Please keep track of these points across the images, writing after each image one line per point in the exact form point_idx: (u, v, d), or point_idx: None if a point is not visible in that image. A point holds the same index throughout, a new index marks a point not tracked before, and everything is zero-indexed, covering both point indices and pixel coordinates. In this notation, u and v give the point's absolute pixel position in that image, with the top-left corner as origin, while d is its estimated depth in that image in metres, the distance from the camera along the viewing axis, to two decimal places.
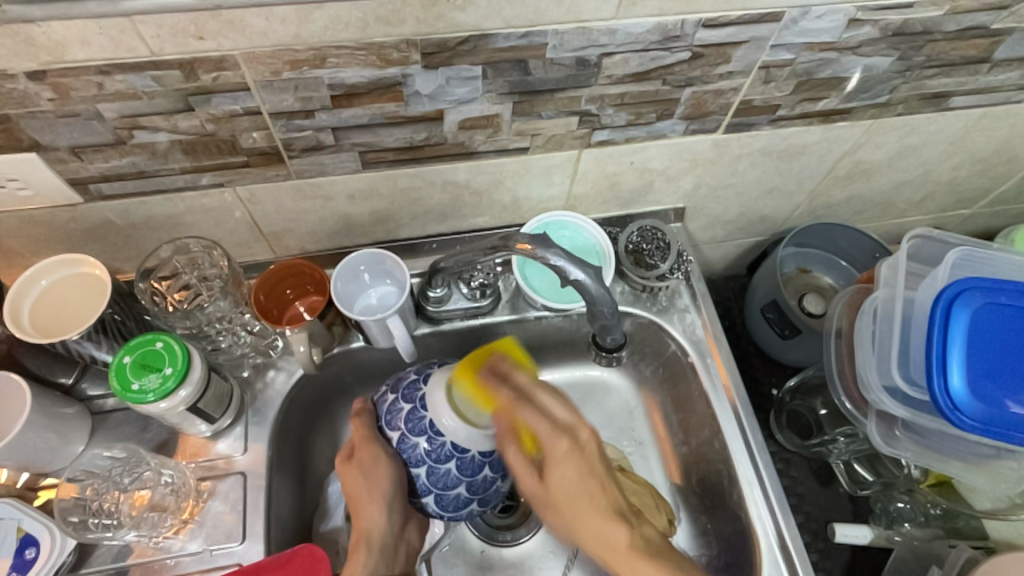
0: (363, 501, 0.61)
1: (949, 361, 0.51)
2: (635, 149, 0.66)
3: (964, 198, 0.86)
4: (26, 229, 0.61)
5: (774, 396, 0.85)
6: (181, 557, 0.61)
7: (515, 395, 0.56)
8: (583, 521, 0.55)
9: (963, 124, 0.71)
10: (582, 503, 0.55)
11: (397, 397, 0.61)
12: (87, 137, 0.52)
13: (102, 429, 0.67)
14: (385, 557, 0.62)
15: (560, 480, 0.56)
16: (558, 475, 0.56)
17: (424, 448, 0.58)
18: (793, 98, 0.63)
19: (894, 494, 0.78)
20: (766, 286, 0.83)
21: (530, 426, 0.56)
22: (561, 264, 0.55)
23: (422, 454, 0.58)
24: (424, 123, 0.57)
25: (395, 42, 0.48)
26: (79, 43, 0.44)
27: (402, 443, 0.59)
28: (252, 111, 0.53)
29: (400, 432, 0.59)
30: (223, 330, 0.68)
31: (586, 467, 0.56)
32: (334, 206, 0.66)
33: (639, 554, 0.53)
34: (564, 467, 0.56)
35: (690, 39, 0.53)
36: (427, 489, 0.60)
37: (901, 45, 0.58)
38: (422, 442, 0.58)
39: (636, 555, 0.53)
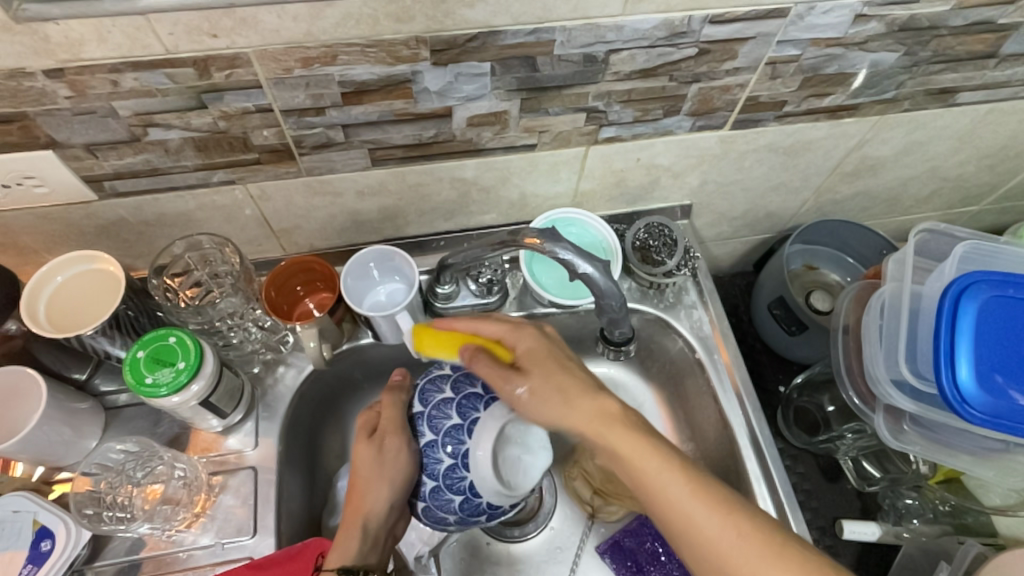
0: (371, 485, 0.58)
1: (957, 354, 0.52)
2: (642, 145, 0.66)
3: (971, 195, 0.86)
4: (41, 226, 0.62)
5: (781, 393, 0.86)
6: (193, 551, 0.62)
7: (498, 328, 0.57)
8: (574, 405, 0.52)
9: (970, 120, 0.71)
10: (566, 389, 0.53)
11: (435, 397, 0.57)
12: (102, 134, 0.53)
13: (115, 424, 0.68)
14: (376, 546, 0.60)
15: (549, 393, 0.53)
16: (542, 390, 0.53)
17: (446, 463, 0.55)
18: (800, 94, 0.63)
19: (901, 491, 0.78)
20: (772, 283, 0.83)
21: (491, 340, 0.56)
22: (569, 257, 0.55)
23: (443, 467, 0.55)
24: (432, 120, 0.58)
25: (405, 39, 0.49)
26: (96, 41, 0.45)
27: (427, 447, 0.56)
28: (264, 109, 0.53)
29: (430, 437, 0.56)
30: (234, 326, 0.69)
31: (571, 378, 0.54)
32: (343, 203, 0.67)
33: (633, 421, 0.51)
34: (535, 364, 0.54)
35: (697, 35, 0.54)
36: (435, 476, 0.56)
37: (907, 41, 0.59)
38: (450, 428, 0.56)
39: (650, 446, 0.49)
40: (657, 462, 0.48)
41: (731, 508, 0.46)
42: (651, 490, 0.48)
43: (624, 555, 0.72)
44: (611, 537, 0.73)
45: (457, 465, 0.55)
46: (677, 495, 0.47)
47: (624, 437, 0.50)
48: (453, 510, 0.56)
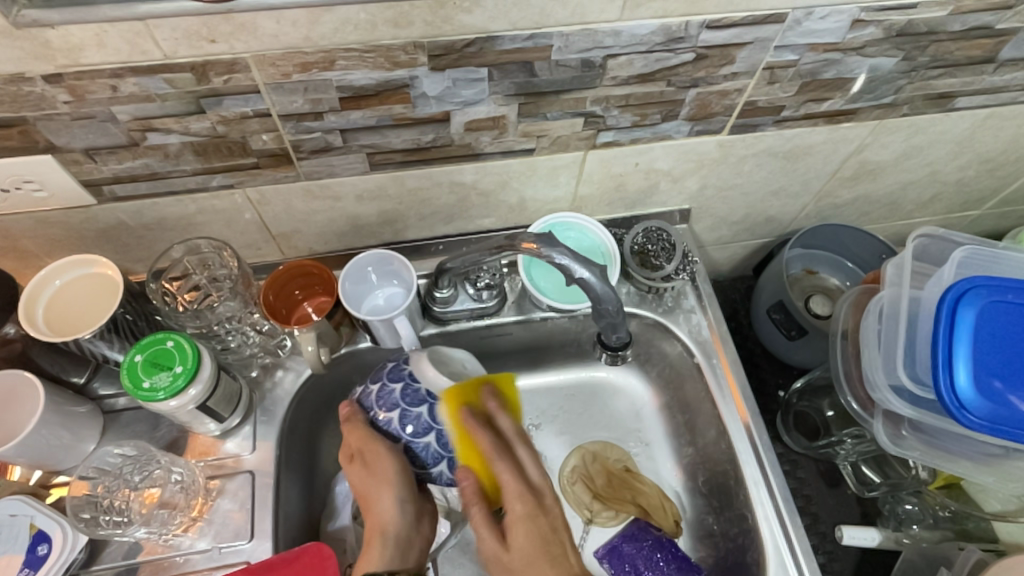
0: (372, 494, 0.59)
1: (954, 359, 0.52)
2: (640, 150, 0.66)
3: (971, 199, 0.86)
4: (40, 230, 0.62)
5: (780, 397, 0.85)
6: (190, 555, 0.62)
7: (494, 446, 0.57)
8: (533, 572, 0.56)
9: (969, 124, 0.71)
10: (539, 560, 0.56)
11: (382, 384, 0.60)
12: (101, 139, 0.53)
13: (114, 427, 0.68)
14: (403, 552, 0.59)
15: (524, 542, 0.57)
16: (522, 542, 0.57)
17: (427, 414, 0.59)
18: (798, 99, 0.63)
19: (902, 496, 0.77)
20: (772, 287, 0.83)
21: (501, 479, 0.58)
22: (566, 262, 0.55)
23: (427, 420, 0.59)
24: (430, 125, 0.58)
25: (402, 45, 0.49)
26: (95, 46, 0.45)
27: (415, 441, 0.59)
28: (263, 113, 0.54)
29: (401, 411, 0.59)
30: (233, 330, 0.69)
31: (548, 529, 0.58)
32: (342, 207, 0.67)
33: None
34: (525, 526, 0.57)
35: (694, 41, 0.54)
36: (439, 457, 0.59)
37: (905, 46, 0.59)
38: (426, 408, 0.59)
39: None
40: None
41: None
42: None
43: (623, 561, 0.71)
44: (610, 541, 0.73)
45: (432, 412, 0.58)
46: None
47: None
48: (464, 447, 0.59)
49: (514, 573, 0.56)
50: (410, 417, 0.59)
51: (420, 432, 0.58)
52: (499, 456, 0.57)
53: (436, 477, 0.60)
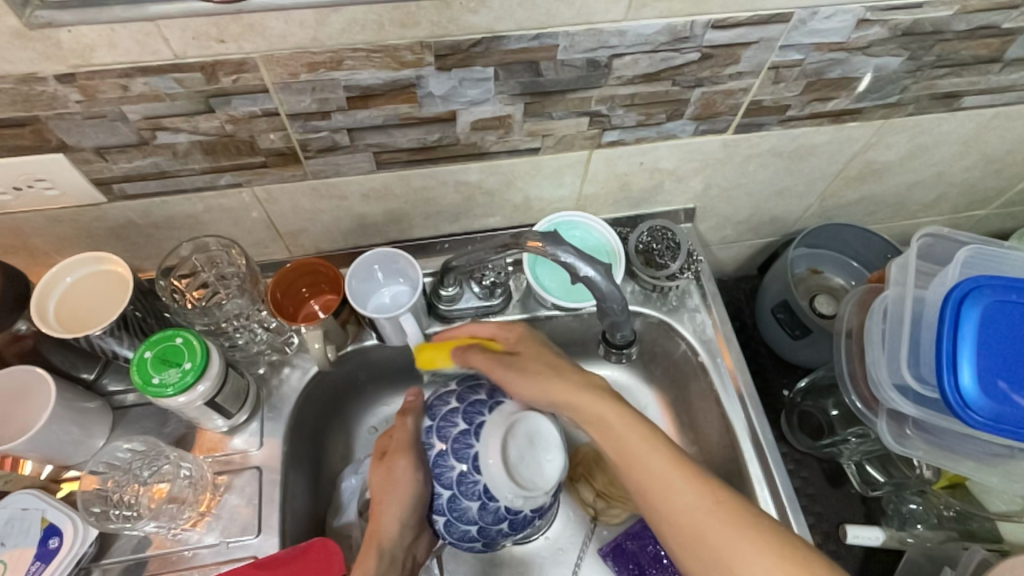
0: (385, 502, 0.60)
1: (959, 359, 0.52)
2: (645, 149, 0.67)
3: (977, 199, 0.86)
4: (51, 228, 0.63)
5: (784, 396, 0.85)
6: (198, 550, 0.63)
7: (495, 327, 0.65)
8: (558, 389, 0.58)
9: (975, 124, 0.71)
10: (551, 372, 0.60)
11: (459, 408, 0.59)
12: (112, 138, 0.54)
13: (123, 423, 0.69)
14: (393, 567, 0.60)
15: (537, 370, 0.60)
16: (542, 390, 0.59)
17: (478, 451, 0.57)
18: (803, 98, 0.63)
19: (907, 496, 0.77)
20: (776, 287, 0.83)
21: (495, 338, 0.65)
22: (571, 260, 0.56)
23: (473, 454, 0.57)
24: (436, 124, 0.59)
25: (409, 45, 0.50)
26: (107, 46, 0.46)
27: (440, 458, 0.58)
28: (271, 113, 0.54)
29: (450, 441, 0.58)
30: (240, 327, 0.69)
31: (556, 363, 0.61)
32: (348, 206, 0.67)
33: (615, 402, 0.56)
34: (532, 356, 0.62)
35: (699, 40, 0.54)
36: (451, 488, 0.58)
37: (911, 46, 0.59)
38: (460, 429, 0.58)
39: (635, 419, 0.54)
40: (653, 445, 0.52)
41: (710, 483, 0.50)
42: (630, 459, 0.52)
43: (626, 558, 0.72)
44: (615, 539, 0.74)
45: (470, 470, 0.57)
46: (670, 490, 0.50)
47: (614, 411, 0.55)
48: (472, 520, 0.58)
49: (535, 387, 0.59)
50: (460, 444, 0.58)
51: (455, 457, 0.57)
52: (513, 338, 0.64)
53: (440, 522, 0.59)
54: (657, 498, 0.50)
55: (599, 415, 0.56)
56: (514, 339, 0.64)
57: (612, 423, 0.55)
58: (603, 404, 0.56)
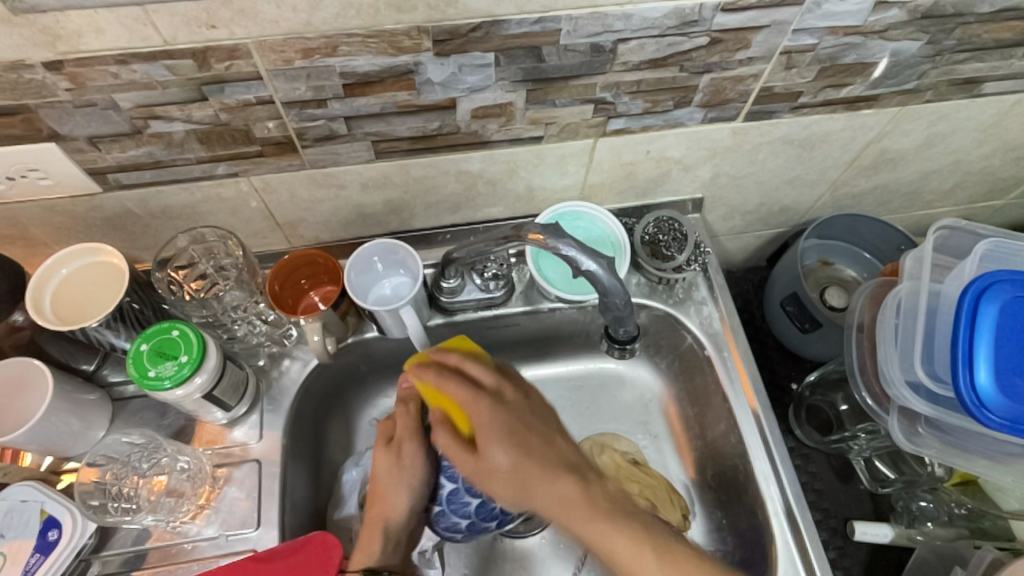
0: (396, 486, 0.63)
1: (975, 357, 0.50)
2: (652, 138, 0.65)
3: (996, 188, 0.83)
4: (47, 218, 0.62)
5: (792, 390, 0.84)
6: (198, 542, 0.62)
7: (467, 394, 0.56)
8: (531, 481, 0.54)
9: (995, 111, 0.68)
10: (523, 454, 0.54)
11: None
12: (104, 127, 0.53)
13: (122, 415, 0.68)
14: (394, 549, 0.64)
15: (501, 451, 0.54)
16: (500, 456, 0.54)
17: None
18: (816, 85, 0.61)
19: (916, 492, 0.76)
20: (786, 278, 0.81)
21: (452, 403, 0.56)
22: (573, 254, 0.54)
23: None
24: (436, 112, 0.57)
25: (406, 30, 0.48)
26: (94, 32, 0.44)
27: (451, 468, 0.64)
28: (265, 100, 0.53)
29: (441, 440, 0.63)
30: (238, 319, 0.69)
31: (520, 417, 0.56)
32: (347, 196, 0.66)
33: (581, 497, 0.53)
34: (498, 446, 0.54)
35: (708, 24, 0.52)
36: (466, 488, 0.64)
37: (931, 29, 0.56)
38: None
39: (579, 508, 0.52)
40: (611, 528, 0.51)
41: (670, 550, 0.50)
42: (568, 518, 0.53)
43: None
44: None
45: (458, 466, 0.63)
46: (616, 549, 0.51)
47: (550, 501, 0.53)
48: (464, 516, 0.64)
49: (500, 483, 0.55)
50: None
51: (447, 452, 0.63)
52: (491, 428, 0.55)
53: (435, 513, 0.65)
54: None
55: (540, 507, 0.54)
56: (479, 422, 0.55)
57: (551, 501, 0.53)
58: (541, 502, 0.54)
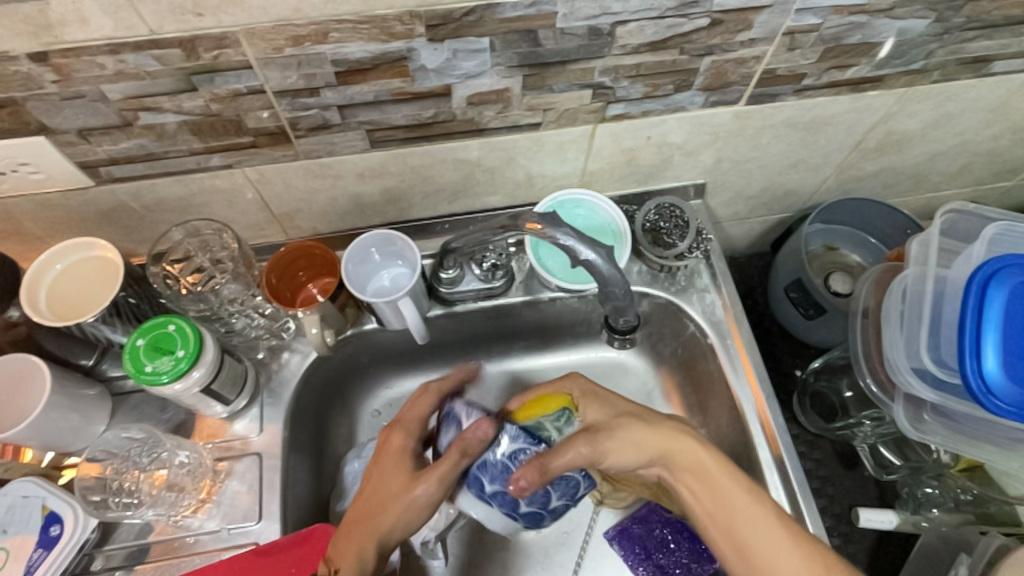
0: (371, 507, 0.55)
1: (983, 342, 0.49)
2: (652, 123, 0.63)
3: (1003, 170, 0.81)
4: (40, 212, 0.61)
5: (797, 376, 0.83)
6: (200, 536, 0.62)
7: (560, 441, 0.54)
8: (675, 452, 0.54)
9: (1005, 91, 0.67)
10: (643, 429, 0.55)
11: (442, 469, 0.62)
12: (94, 119, 0.52)
13: (122, 409, 0.68)
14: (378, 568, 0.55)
15: (615, 441, 0.54)
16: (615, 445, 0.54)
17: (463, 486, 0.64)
18: (820, 66, 0.59)
19: (922, 479, 0.75)
20: (790, 264, 0.80)
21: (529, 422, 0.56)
22: (571, 243, 0.54)
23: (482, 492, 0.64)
24: (431, 100, 0.56)
25: (398, 15, 0.47)
26: (78, 22, 0.43)
27: None
28: (256, 90, 0.52)
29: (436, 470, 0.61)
30: (236, 312, 0.68)
31: (626, 412, 0.57)
32: (343, 186, 0.65)
33: (699, 447, 0.54)
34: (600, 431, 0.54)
35: (709, 4, 0.51)
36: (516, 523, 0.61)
37: (939, 6, 0.55)
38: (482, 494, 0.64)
39: (706, 472, 0.53)
40: (733, 483, 0.52)
41: (813, 548, 0.48)
42: (716, 508, 0.51)
43: (632, 542, 0.71)
44: (620, 523, 0.73)
45: None
46: (762, 525, 0.49)
47: (688, 458, 0.54)
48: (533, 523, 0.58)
49: (619, 447, 0.54)
50: None
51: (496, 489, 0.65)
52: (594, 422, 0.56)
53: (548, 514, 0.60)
54: (751, 544, 0.49)
55: (668, 462, 0.54)
56: (579, 390, 0.60)
57: (687, 475, 0.53)
58: (665, 456, 0.54)
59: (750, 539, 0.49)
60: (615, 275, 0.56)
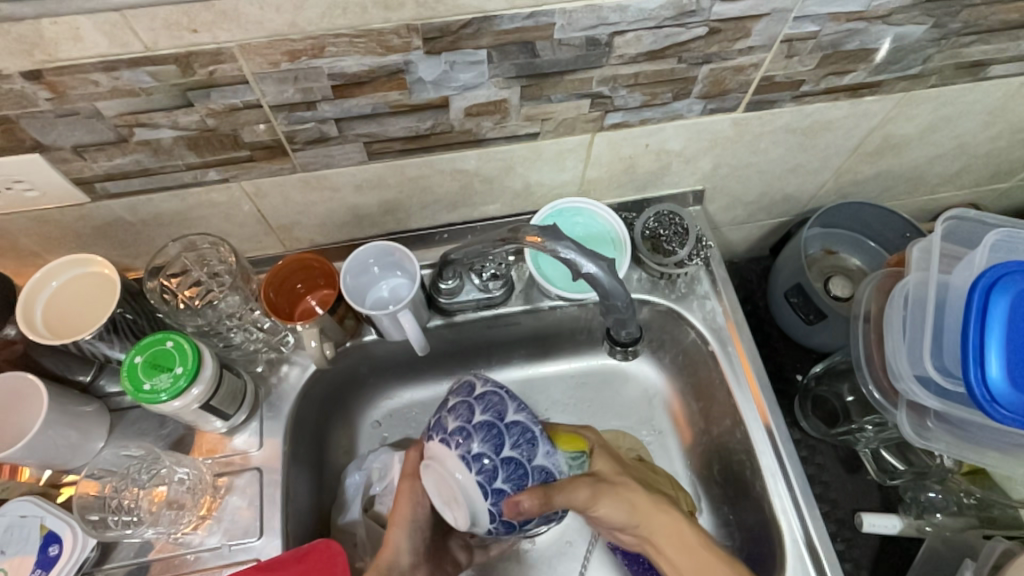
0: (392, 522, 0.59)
1: (987, 351, 0.49)
2: (650, 131, 0.63)
3: (1001, 172, 0.81)
4: (35, 228, 0.61)
5: (798, 381, 0.83)
6: (201, 553, 0.62)
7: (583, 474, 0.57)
8: (651, 521, 0.57)
9: (1002, 94, 0.67)
10: (637, 510, 0.57)
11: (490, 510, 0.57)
12: (88, 136, 0.51)
13: (121, 425, 0.67)
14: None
15: (610, 510, 0.56)
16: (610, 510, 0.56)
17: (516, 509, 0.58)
18: (818, 72, 0.59)
19: (925, 484, 0.75)
20: (790, 269, 0.79)
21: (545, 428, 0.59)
22: (571, 256, 0.53)
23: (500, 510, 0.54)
24: (429, 111, 0.55)
25: (395, 28, 0.46)
26: (71, 39, 0.43)
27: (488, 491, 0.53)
28: (253, 104, 0.51)
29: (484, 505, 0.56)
30: (234, 327, 0.67)
31: (621, 482, 0.58)
32: (341, 198, 0.65)
33: (665, 514, 0.57)
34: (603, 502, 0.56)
35: (707, 14, 0.50)
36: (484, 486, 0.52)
37: (936, 12, 0.55)
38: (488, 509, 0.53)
39: (680, 533, 0.56)
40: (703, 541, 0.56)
41: None
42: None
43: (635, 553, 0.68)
44: None
45: (487, 486, 0.52)
46: None
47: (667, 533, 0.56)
48: (471, 450, 0.53)
49: (610, 512, 0.56)
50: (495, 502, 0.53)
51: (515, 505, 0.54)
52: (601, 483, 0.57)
53: (512, 451, 0.53)
54: None
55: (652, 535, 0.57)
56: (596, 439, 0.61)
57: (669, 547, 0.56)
58: (653, 526, 0.57)
59: None
60: (619, 289, 0.56)
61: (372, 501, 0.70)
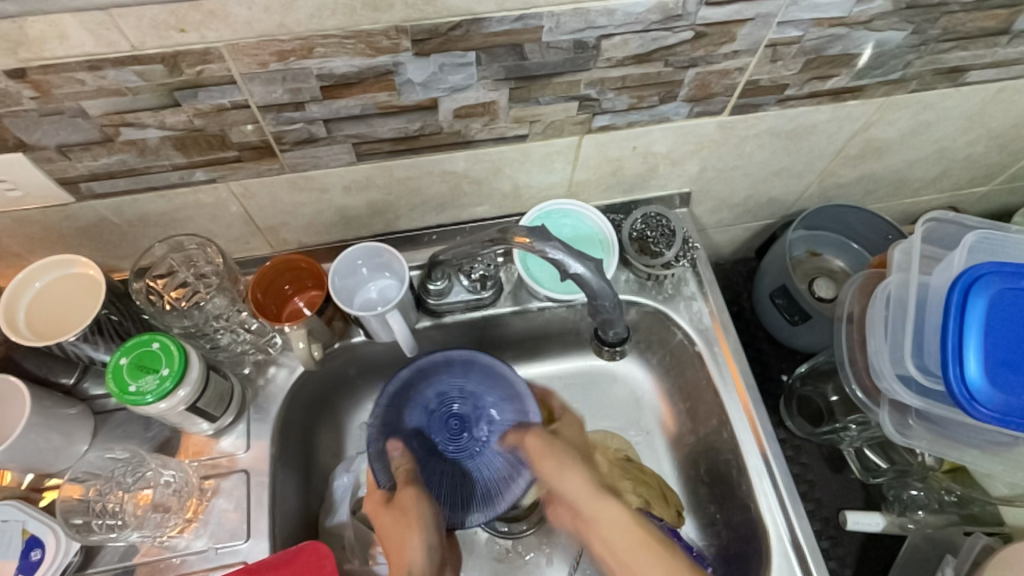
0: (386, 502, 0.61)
1: (965, 349, 0.50)
2: (638, 133, 0.64)
3: (979, 176, 0.83)
4: (19, 229, 0.60)
5: (783, 381, 0.84)
6: (187, 556, 0.61)
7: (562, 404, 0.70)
8: (568, 469, 0.59)
9: (980, 99, 0.68)
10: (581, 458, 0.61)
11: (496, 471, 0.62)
12: (74, 135, 0.51)
13: (105, 428, 0.67)
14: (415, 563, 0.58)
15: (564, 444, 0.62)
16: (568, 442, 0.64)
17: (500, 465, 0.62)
18: (801, 76, 0.60)
19: (908, 482, 0.76)
20: (775, 271, 0.80)
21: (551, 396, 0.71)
22: (560, 257, 0.54)
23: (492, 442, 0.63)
24: (418, 113, 0.56)
25: (384, 29, 0.46)
26: (57, 38, 0.42)
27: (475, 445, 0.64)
28: (241, 105, 0.51)
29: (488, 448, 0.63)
30: (221, 329, 0.67)
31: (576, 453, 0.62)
32: (330, 199, 0.65)
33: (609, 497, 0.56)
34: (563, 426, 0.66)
35: (693, 18, 0.51)
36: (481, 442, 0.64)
37: (916, 18, 0.56)
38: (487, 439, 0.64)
39: (599, 497, 0.56)
40: (636, 536, 0.53)
41: None
42: (621, 548, 0.53)
43: None
44: None
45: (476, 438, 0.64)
46: None
47: (579, 486, 0.58)
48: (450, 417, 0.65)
49: (568, 467, 0.59)
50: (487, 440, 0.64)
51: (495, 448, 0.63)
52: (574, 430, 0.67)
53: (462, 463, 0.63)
54: None
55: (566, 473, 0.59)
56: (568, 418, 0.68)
57: (606, 529, 0.55)
58: (572, 478, 0.58)
59: (626, 550, 0.53)
60: (609, 290, 0.57)
61: (360, 502, 0.70)
